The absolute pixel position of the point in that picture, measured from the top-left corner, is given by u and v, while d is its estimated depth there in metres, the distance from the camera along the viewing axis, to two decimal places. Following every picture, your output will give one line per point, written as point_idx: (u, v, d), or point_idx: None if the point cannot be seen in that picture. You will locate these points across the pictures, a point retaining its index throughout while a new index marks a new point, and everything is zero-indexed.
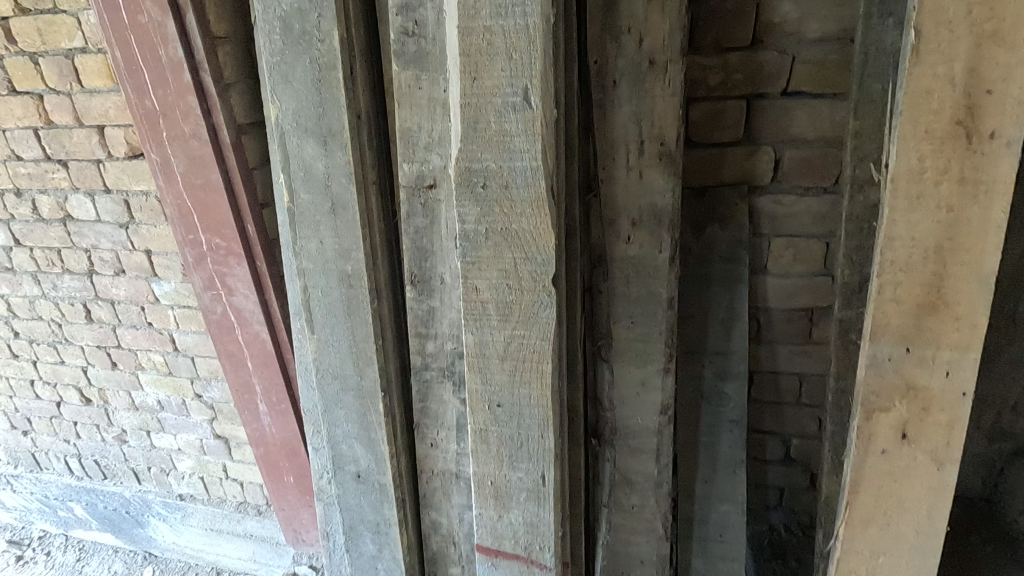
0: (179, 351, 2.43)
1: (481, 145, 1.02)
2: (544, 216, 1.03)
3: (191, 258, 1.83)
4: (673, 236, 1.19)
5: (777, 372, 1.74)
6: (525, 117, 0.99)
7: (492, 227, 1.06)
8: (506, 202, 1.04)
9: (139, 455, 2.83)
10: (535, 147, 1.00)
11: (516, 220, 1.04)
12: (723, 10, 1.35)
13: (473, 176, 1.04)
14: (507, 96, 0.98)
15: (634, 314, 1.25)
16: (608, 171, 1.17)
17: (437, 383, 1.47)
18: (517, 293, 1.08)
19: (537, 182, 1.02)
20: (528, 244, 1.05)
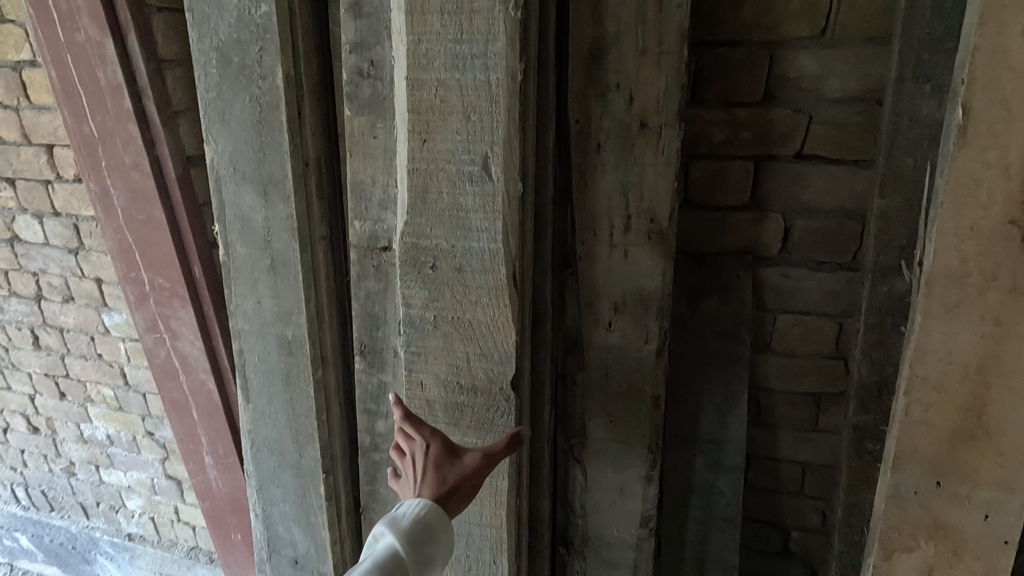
0: (130, 386, 2.24)
1: (430, 220, 0.86)
2: (503, 307, 0.86)
3: (133, 298, 1.65)
4: (661, 325, 1.00)
5: (778, 459, 1.54)
6: (483, 190, 0.83)
7: (442, 315, 0.89)
8: (458, 288, 0.87)
9: (88, 490, 2.61)
10: (495, 226, 0.84)
11: (470, 309, 0.88)
12: (731, 61, 1.18)
13: (421, 254, 0.88)
14: (463, 164, 0.83)
15: (613, 412, 1.06)
16: (588, 247, 0.99)
17: (386, 466, 1.28)
18: (469, 394, 0.91)
19: (496, 268, 0.85)
20: (484, 339, 0.88)
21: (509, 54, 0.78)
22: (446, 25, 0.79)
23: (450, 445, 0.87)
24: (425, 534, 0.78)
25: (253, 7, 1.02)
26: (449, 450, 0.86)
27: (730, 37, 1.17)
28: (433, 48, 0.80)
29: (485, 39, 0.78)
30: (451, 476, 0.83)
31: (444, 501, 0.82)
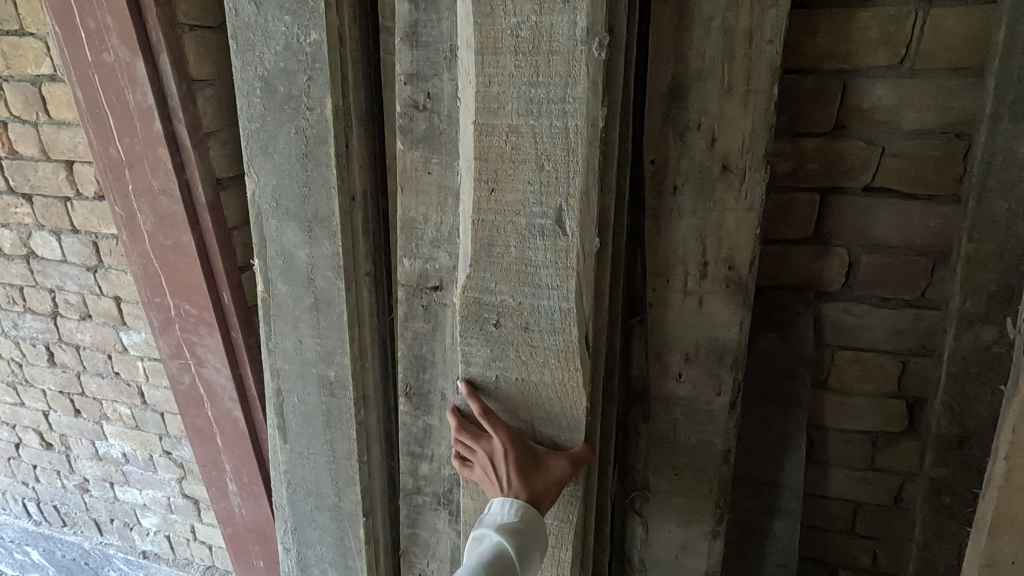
0: (148, 405, 2.18)
1: (495, 275, 0.83)
2: (571, 371, 0.85)
3: (158, 323, 1.59)
4: (736, 378, 0.94)
5: (828, 497, 1.48)
6: (555, 245, 0.80)
7: (504, 375, 0.88)
8: (524, 347, 0.86)
9: (101, 507, 2.54)
10: (567, 284, 0.81)
11: (535, 368, 0.86)
12: (800, 90, 1.12)
13: (483, 310, 0.86)
14: (535, 217, 0.80)
15: (679, 466, 1.01)
16: (659, 294, 0.93)
17: (429, 509, 1.22)
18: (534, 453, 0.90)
19: (567, 327, 0.83)
20: (552, 399, 0.87)
21: (590, 101, 0.75)
22: (521, 66, 0.76)
23: (534, 450, 0.87)
24: (523, 535, 0.81)
25: (302, 35, 0.96)
26: (533, 456, 0.86)
27: (800, 65, 1.11)
28: (505, 90, 0.77)
29: (564, 81, 0.75)
30: (535, 482, 0.85)
31: (534, 503, 0.84)
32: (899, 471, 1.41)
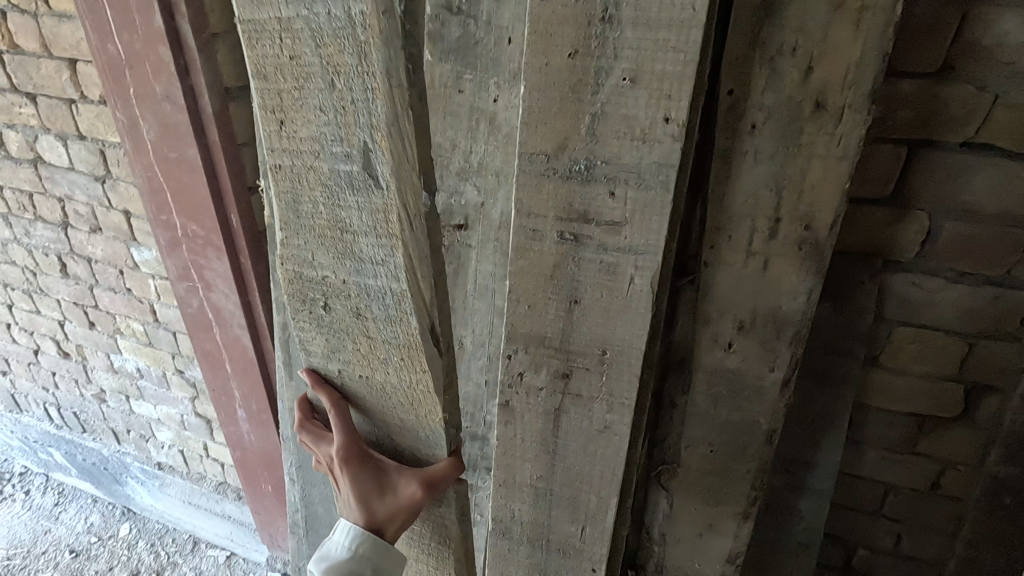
0: (160, 324, 2.14)
1: (314, 249, 0.91)
2: (410, 363, 0.94)
3: (165, 242, 1.51)
4: (794, 354, 0.83)
5: (859, 478, 1.40)
6: (371, 203, 0.84)
7: (340, 355, 0.99)
8: (363, 333, 0.95)
9: (118, 417, 2.56)
10: (389, 250, 0.86)
11: (379, 350, 0.95)
12: (908, 17, 0.93)
13: (312, 290, 0.95)
14: (338, 162, 0.83)
15: (715, 442, 0.91)
16: (717, 253, 0.81)
17: None
18: (397, 425, 1.01)
19: (398, 281, 0.88)
20: (402, 363, 0.94)
21: None
22: None
23: (381, 477, 1.00)
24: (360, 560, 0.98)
25: None
26: (379, 483, 1.00)
27: None
28: None
29: None
30: (375, 502, 0.99)
31: (373, 525, 0.99)
32: (941, 458, 1.31)
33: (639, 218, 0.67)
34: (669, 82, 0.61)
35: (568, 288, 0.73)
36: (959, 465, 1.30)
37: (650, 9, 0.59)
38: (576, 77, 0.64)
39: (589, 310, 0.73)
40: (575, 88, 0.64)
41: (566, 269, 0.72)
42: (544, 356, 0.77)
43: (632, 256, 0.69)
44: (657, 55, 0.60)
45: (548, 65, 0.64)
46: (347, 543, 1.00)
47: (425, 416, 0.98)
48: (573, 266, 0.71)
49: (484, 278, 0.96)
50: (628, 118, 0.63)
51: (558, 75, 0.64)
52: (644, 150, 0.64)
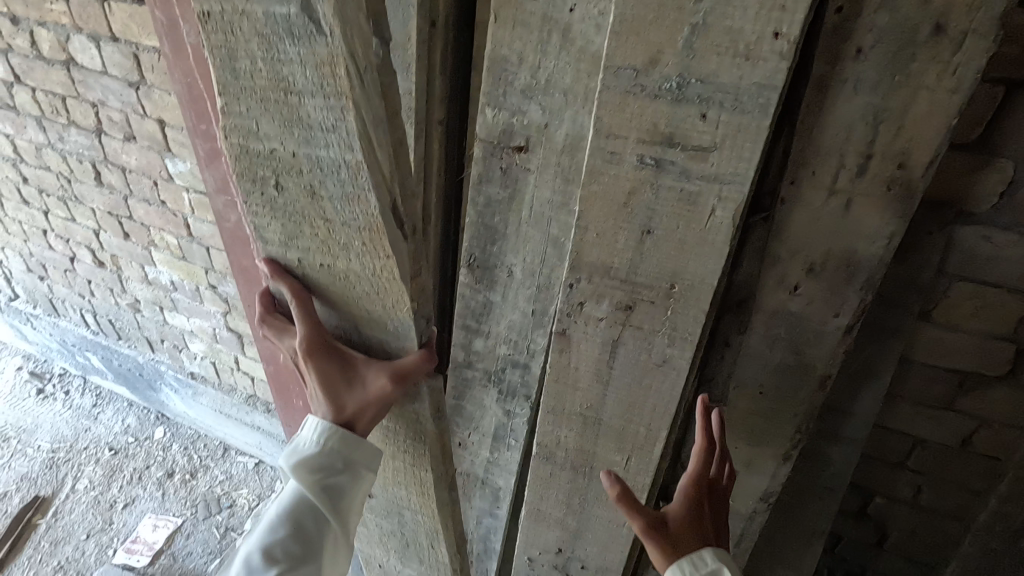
0: (193, 238, 2.15)
1: (258, 119, 0.78)
2: (371, 246, 0.83)
3: (204, 153, 1.48)
4: (863, 301, 0.80)
5: (889, 429, 1.40)
6: (314, 56, 0.70)
7: (298, 240, 0.89)
8: (320, 216, 0.84)
9: (152, 327, 2.63)
10: (340, 115, 0.72)
11: (338, 233, 0.85)
12: None
13: (260, 166, 0.83)
14: (274, 7, 0.68)
15: (767, 384, 0.91)
16: (797, 191, 0.76)
17: (478, 385, 1.17)
18: (364, 315, 0.93)
19: (353, 154, 0.75)
20: (364, 249, 0.84)
21: None
22: None
23: (349, 371, 0.94)
24: (327, 455, 0.94)
25: None
26: (347, 376, 0.94)
27: None
28: None
29: None
30: (343, 395, 0.94)
31: (343, 419, 0.95)
32: (978, 416, 1.30)
33: (730, 144, 0.63)
34: None
35: (642, 217, 0.70)
36: (994, 425, 1.30)
37: None
38: None
39: (661, 242, 0.70)
40: None
41: (643, 196, 0.68)
42: (608, 287, 0.75)
43: (717, 186, 0.65)
44: None
45: None
46: (315, 438, 0.95)
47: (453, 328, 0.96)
48: (650, 193, 0.68)
49: (541, 205, 0.93)
50: (731, 31, 0.58)
51: None
52: (746, 69, 0.59)
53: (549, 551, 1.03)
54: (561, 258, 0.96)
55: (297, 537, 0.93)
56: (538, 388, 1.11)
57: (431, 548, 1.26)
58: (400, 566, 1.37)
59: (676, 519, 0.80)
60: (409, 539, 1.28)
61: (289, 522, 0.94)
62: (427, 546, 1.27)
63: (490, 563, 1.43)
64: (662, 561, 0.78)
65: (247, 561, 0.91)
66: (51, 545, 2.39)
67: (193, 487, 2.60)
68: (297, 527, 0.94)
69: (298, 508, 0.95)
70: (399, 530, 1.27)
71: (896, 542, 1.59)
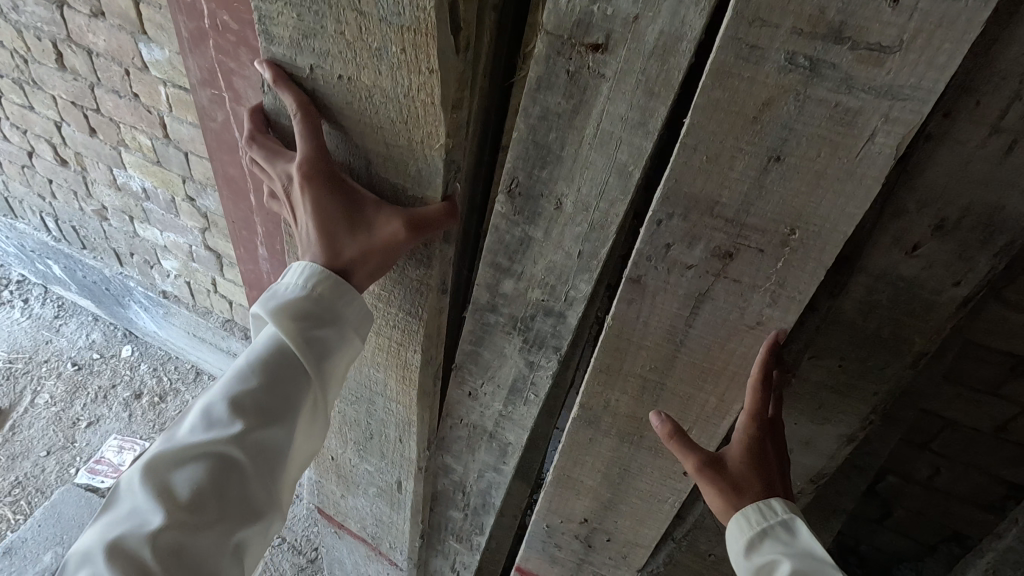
0: (170, 141, 1.91)
1: None
2: (407, 49, 0.69)
3: (188, 34, 1.25)
4: (992, 270, 0.67)
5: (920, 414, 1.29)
6: None
7: (320, 43, 0.74)
8: (353, 9, 0.69)
9: (121, 239, 2.41)
10: None
11: (372, 38, 0.71)
12: None
13: None
14: None
15: (848, 358, 0.79)
16: (951, 128, 0.61)
17: (500, 332, 1.03)
18: (382, 154, 0.80)
19: None
20: (400, 61, 0.71)
21: None
22: None
23: (353, 211, 0.79)
24: (311, 303, 0.80)
25: None
26: (349, 218, 0.79)
27: None
28: None
29: None
30: (341, 236, 0.79)
31: (337, 266, 0.81)
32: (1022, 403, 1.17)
33: (919, 46, 0.47)
34: None
35: (772, 139, 0.54)
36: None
37: None
38: None
39: (790, 173, 0.55)
40: None
41: (780, 111, 0.53)
42: (707, 227, 0.61)
43: (886, 103, 0.49)
44: None
45: None
46: (301, 282, 0.81)
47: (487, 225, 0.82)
48: (791, 105, 0.52)
49: (610, 122, 0.76)
50: None
51: None
52: None
53: (572, 521, 0.95)
54: (625, 192, 0.80)
55: (266, 392, 0.80)
56: (571, 341, 0.97)
57: (398, 441, 1.23)
58: (358, 461, 1.33)
59: (736, 462, 0.68)
60: (374, 432, 1.25)
61: (259, 374, 0.81)
62: (394, 440, 1.23)
63: (489, 517, 1.34)
64: (725, 511, 0.68)
65: (208, 409, 0.79)
66: (8, 460, 2.25)
67: (162, 410, 2.45)
68: (270, 377, 0.81)
69: (274, 359, 0.82)
70: (368, 420, 1.23)
71: (898, 521, 1.54)
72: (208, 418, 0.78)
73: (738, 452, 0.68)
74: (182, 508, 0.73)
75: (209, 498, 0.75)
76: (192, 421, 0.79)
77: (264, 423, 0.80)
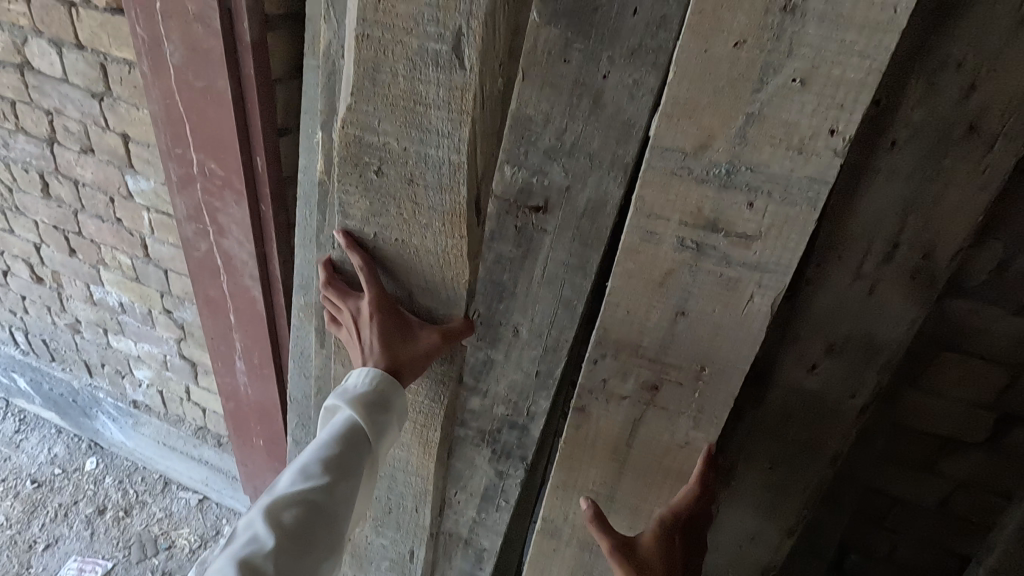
0: (150, 259, 1.98)
1: (381, 113, 0.86)
2: (449, 225, 0.91)
3: (177, 178, 1.36)
4: (879, 384, 0.80)
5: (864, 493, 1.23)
6: (450, 81, 0.81)
7: (383, 225, 0.95)
8: (410, 200, 0.91)
9: (93, 350, 2.41)
10: (459, 127, 0.83)
11: (422, 219, 0.92)
12: None
13: (367, 153, 0.90)
14: (428, 42, 0.80)
15: (776, 460, 0.90)
16: (824, 272, 0.76)
17: (471, 444, 1.11)
18: (421, 300, 0.99)
19: (459, 165, 0.86)
20: (442, 241, 0.92)
21: None
22: None
23: (406, 331, 0.95)
24: (377, 397, 0.93)
25: None
26: (403, 336, 0.94)
27: None
28: None
29: None
30: (396, 347, 0.93)
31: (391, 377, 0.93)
32: (960, 479, 1.13)
33: (774, 235, 0.61)
34: (845, 91, 0.54)
35: (677, 299, 0.67)
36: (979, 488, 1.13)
37: (843, 4, 0.52)
38: (738, 70, 0.56)
39: (695, 324, 0.68)
40: (734, 83, 0.57)
41: (679, 277, 0.66)
42: (634, 364, 0.73)
43: (758, 274, 0.63)
44: (840, 57, 0.53)
45: (708, 52, 0.56)
46: (367, 380, 0.93)
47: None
48: (688, 275, 0.66)
49: (555, 266, 0.90)
50: (787, 124, 0.57)
51: (715, 67, 0.57)
52: (799, 161, 0.58)
53: None
54: (573, 321, 0.93)
55: (350, 455, 0.91)
56: (535, 450, 1.06)
57: (414, 511, 1.20)
58: (370, 537, 1.28)
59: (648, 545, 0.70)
60: (391, 505, 1.22)
61: (347, 441, 0.91)
62: (409, 510, 1.21)
63: None
64: None
65: (304, 466, 0.88)
66: None
67: (127, 525, 2.37)
68: (351, 447, 0.91)
69: (352, 433, 0.92)
70: (382, 493, 1.21)
71: None
72: (305, 473, 0.88)
73: (651, 534, 0.71)
74: (288, 540, 0.82)
75: (309, 537, 0.84)
76: (288, 476, 0.88)
77: (350, 482, 0.91)
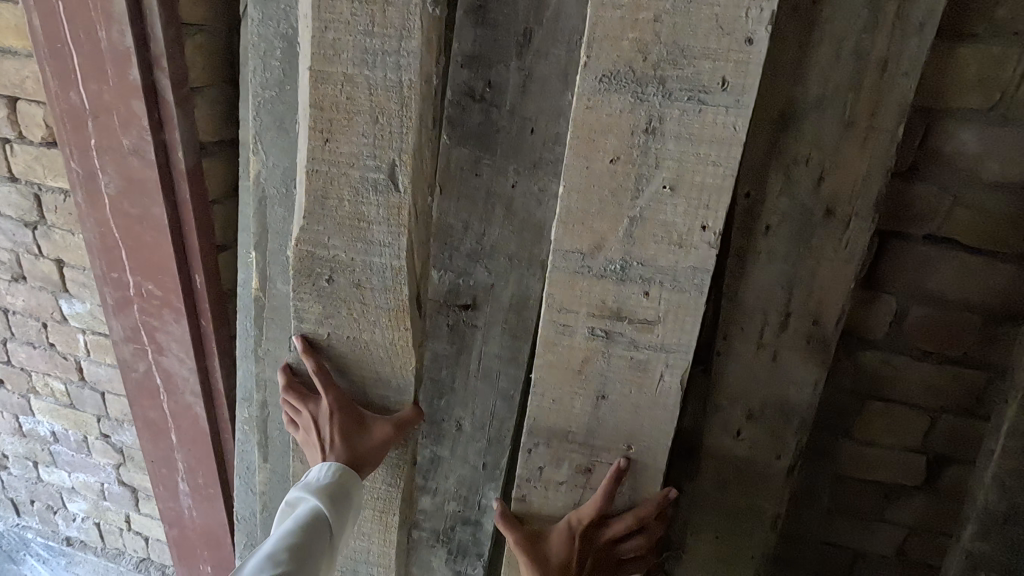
0: (86, 382, 1.90)
1: (329, 229, 0.81)
2: (401, 331, 0.85)
3: (112, 301, 1.35)
4: (799, 443, 0.85)
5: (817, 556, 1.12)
6: (388, 202, 0.79)
7: (337, 330, 0.87)
8: (360, 304, 0.85)
9: (20, 487, 2.21)
10: (399, 239, 0.80)
11: (372, 323, 0.86)
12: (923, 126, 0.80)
13: (317, 263, 0.84)
14: (367, 169, 0.78)
15: (722, 528, 0.92)
16: (730, 344, 0.83)
17: (425, 546, 1.08)
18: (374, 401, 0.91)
19: (399, 286, 0.83)
20: (393, 350, 0.87)
21: (424, 57, 0.73)
22: (357, 14, 0.72)
23: (364, 434, 0.87)
24: (338, 498, 0.84)
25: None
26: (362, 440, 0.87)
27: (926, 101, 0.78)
28: (341, 39, 0.73)
29: (399, 35, 0.72)
30: (361, 457, 0.86)
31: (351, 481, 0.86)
32: (910, 525, 1.05)
33: (672, 319, 0.68)
34: (708, 195, 0.63)
35: (595, 385, 0.72)
36: (927, 532, 1.05)
37: (693, 125, 0.61)
38: (616, 182, 0.64)
39: (616, 407, 0.72)
40: (615, 193, 0.65)
41: (595, 364, 0.71)
42: (566, 450, 0.76)
43: (664, 354, 0.69)
44: (698, 167, 0.62)
45: (590, 168, 0.64)
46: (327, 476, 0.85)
47: (399, 458, 0.93)
48: (602, 361, 0.71)
49: (489, 360, 0.94)
50: (665, 225, 0.65)
51: (599, 182, 0.65)
52: (681, 255, 0.65)
53: None
54: (511, 411, 0.96)
55: (316, 545, 0.81)
56: (490, 546, 1.05)
57: None
58: None
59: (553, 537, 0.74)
60: None
61: (317, 530, 0.82)
62: None
63: None
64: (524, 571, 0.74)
65: (272, 552, 0.76)
66: None
67: None
68: (317, 536, 0.81)
69: (318, 522, 0.83)
70: None
71: None
72: (275, 561, 0.75)
73: (555, 534, 0.74)
74: None
75: None
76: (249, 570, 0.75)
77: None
